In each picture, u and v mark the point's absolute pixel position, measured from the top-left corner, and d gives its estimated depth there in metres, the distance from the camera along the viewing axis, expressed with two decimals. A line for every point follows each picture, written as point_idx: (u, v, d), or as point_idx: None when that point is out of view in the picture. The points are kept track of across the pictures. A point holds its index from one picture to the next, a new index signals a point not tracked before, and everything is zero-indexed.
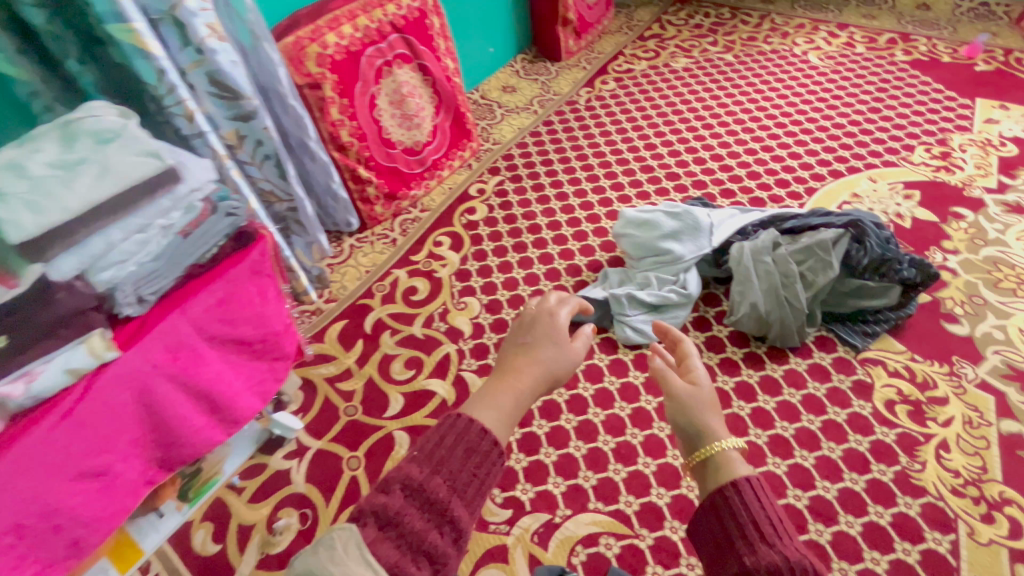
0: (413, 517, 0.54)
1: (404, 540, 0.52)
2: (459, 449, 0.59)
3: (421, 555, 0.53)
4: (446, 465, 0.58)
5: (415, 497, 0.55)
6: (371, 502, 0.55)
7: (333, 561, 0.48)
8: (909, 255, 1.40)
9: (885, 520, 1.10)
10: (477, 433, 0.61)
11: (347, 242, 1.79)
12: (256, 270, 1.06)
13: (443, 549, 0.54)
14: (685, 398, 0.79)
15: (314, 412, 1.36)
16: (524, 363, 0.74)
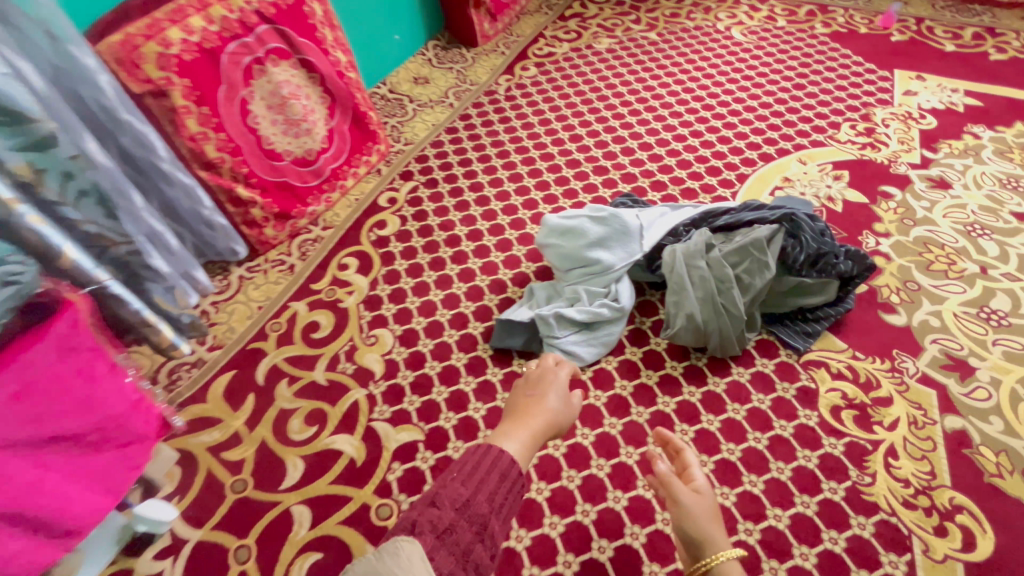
0: (463, 527, 0.67)
1: (454, 553, 0.63)
2: (497, 473, 0.74)
3: (469, 564, 0.64)
4: (482, 485, 0.72)
5: (462, 510, 0.68)
6: (419, 517, 0.66)
7: (399, 565, 0.58)
8: (845, 246, 1.31)
9: (839, 547, 1.02)
10: (506, 462, 0.76)
11: (235, 274, 1.53)
12: (65, 345, 0.84)
13: (485, 560, 0.66)
14: (690, 506, 0.92)
15: (194, 494, 1.13)
16: (533, 407, 0.94)
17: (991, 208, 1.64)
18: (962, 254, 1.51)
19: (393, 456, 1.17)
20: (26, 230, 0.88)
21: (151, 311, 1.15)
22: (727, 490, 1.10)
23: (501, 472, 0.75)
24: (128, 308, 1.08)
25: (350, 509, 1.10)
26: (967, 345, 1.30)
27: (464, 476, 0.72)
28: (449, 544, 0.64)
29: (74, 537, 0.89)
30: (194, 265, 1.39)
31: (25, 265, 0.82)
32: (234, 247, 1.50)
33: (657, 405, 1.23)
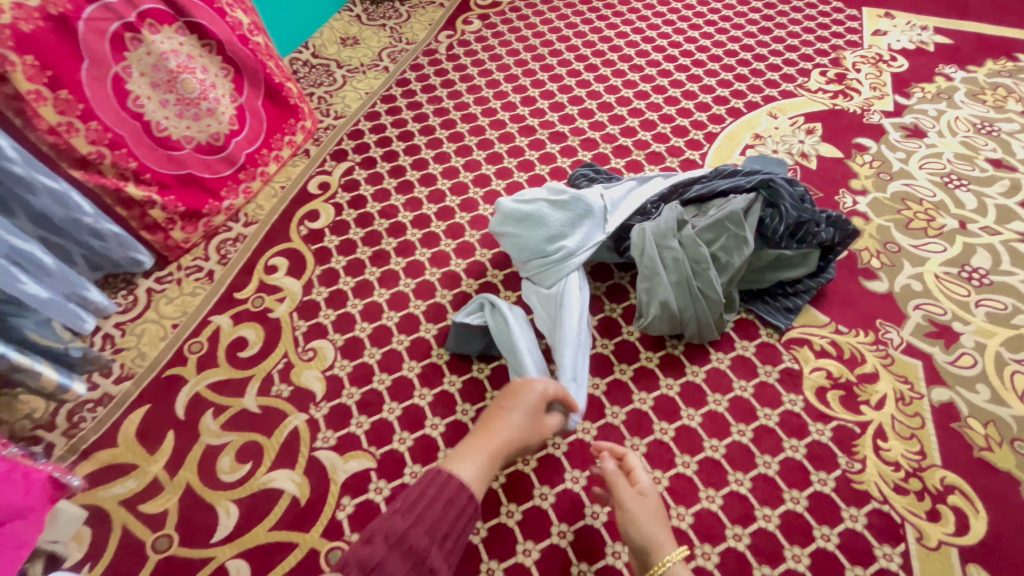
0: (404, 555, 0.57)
1: (404, 561, 0.57)
2: (439, 500, 0.63)
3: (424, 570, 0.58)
4: (422, 513, 0.61)
5: (397, 546, 0.58)
6: (352, 557, 0.56)
7: None
8: (827, 211, 1.19)
9: (832, 543, 0.95)
10: (456, 487, 0.66)
11: (142, 288, 1.31)
12: None
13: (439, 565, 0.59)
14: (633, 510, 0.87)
15: (108, 559, 0.97)
16: (496, 426, 0.78)
17: (966, 155, 1.56)
18: (940, 208, 1.43)
19: (342, 489, 1.03)
20: None
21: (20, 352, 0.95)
22: (713, 492, 1.01)
23: (449, 516, 0.63)
24: None
25: (295, 557, 0.96)
26: (949, 309, 1.24)
27: (404, 506, 0.62)
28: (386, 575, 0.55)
29: None
30: (84, 284, 1.17)
31: None
32: (135, 257, 1.28)
33: (632, 403, 1.12)
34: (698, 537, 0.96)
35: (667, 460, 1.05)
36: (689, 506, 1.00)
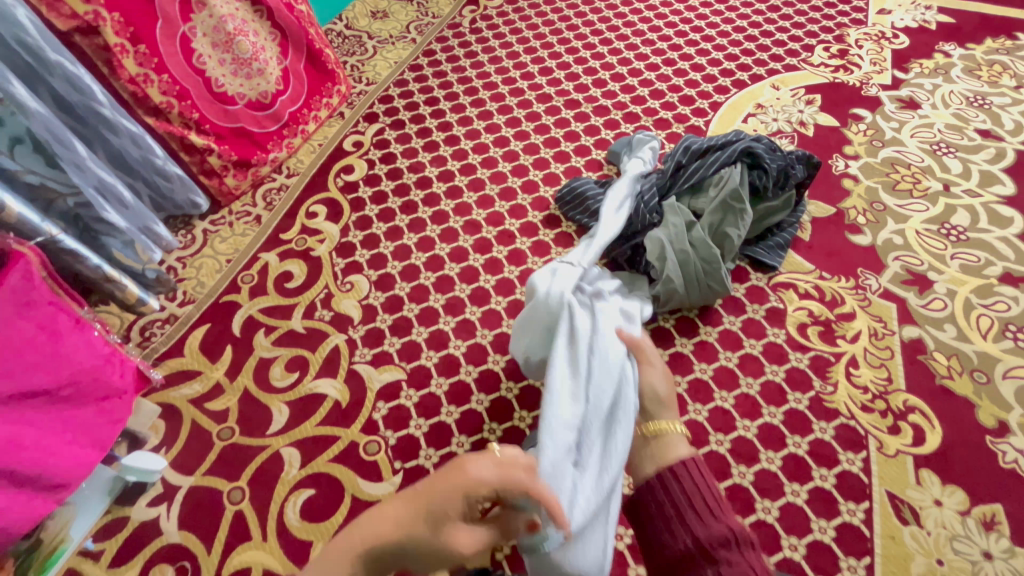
0: None
1: None
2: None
3: None
4: None
5: None
6: None
7: None
8: (792, 154, 1.38)
9: (803, 450, 1.09)
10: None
11: (199, 228, 1.47)
12: (20, 300, 0.81)
13: None
14: (647, 372, 0.93)
15: (180, 445, 1.14)
16: (390, 514, 0.67)
17: (956, 126, 1.66)
18: (927, 172, 1.54)
19: (377, 396, 1.19)
20: None
21: (111, 267, 1.11)
22: (700, 406, 1.15)
23: None
24: (86, 264, 1.04)
25: (339, 447, 1.13)
26: (926, 261, 1.36)
27: None
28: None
29: (66, 488, 0.91)
30: (153, 219, 1.32)
31: None
32: (194, 199, 1.43)
33: None
34: None
35: None
36: (679, 416, 1.14)
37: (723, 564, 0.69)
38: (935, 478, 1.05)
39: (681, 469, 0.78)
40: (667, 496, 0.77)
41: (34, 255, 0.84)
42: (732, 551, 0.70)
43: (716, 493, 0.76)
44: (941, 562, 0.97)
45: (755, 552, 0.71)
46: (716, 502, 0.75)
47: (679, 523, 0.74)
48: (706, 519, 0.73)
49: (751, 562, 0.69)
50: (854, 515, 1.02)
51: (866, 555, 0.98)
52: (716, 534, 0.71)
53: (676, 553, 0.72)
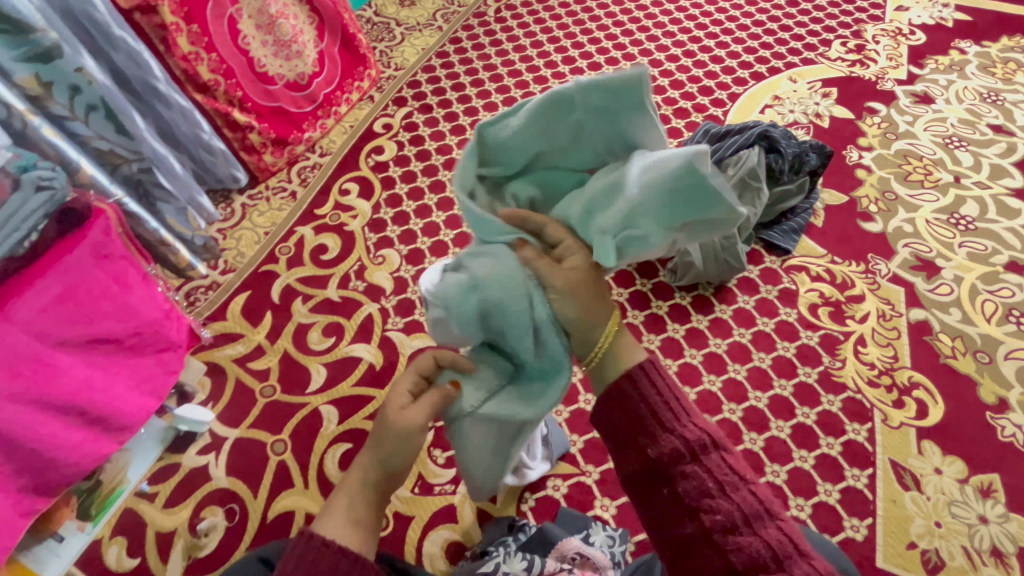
0: None
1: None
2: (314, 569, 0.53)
3: None
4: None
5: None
6: None
7: None
8: (807, 142, 1.44)
9: (811, 420, 1.16)
10: (336, 551, 0.52)
11: (237, 201, 1.55)
12: (99, 252, 0.89)
13: None
14: (561, 305, 0.63)
15: (226, 401, 1.22)
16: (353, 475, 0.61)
17: (969, 121, 1.70)
18: (938, 164, 1.59)
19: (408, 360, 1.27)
20: (42, 141, 0.90)
21: (166, 231, 1.18)
22: (714, 377, 1.22)
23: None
24: (146, 227, 1.11)
25: (373, 406, 1.20)
26: (935, 248, 1.41)
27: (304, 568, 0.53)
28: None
29: (128, 431, 0.99)
30: (199, 191, 1.39)
31: (58, 173, 0.84)
32: (235, 173, 1.51)
33: (650, 308, 1.32)
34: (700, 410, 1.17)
35: (676, 352, 1.26)
36: (694, 386, 1.21)
37: (679, 480, 0.55)
38: (936, 449, 1.11)
39: (639, 375, 0.61)
40: (621, 399, 0.60)
41: (112, 212, 0.91)
42: (689, 461, 0.56)
43: (676, 394, 0.60)
44: (939, 524, 1.03)
45: (718, 456, 0.56)
46: (673, 409, 0.59)
47: (657, 429, 0.58)
48: (660, 429, 0.57)
49: (712, 472, 0.55)
50: (858, 480, 1.08)
51: (868, 516, 1.04)
52: (671, 445, 0.57)
53: (631, 469, 0.59)
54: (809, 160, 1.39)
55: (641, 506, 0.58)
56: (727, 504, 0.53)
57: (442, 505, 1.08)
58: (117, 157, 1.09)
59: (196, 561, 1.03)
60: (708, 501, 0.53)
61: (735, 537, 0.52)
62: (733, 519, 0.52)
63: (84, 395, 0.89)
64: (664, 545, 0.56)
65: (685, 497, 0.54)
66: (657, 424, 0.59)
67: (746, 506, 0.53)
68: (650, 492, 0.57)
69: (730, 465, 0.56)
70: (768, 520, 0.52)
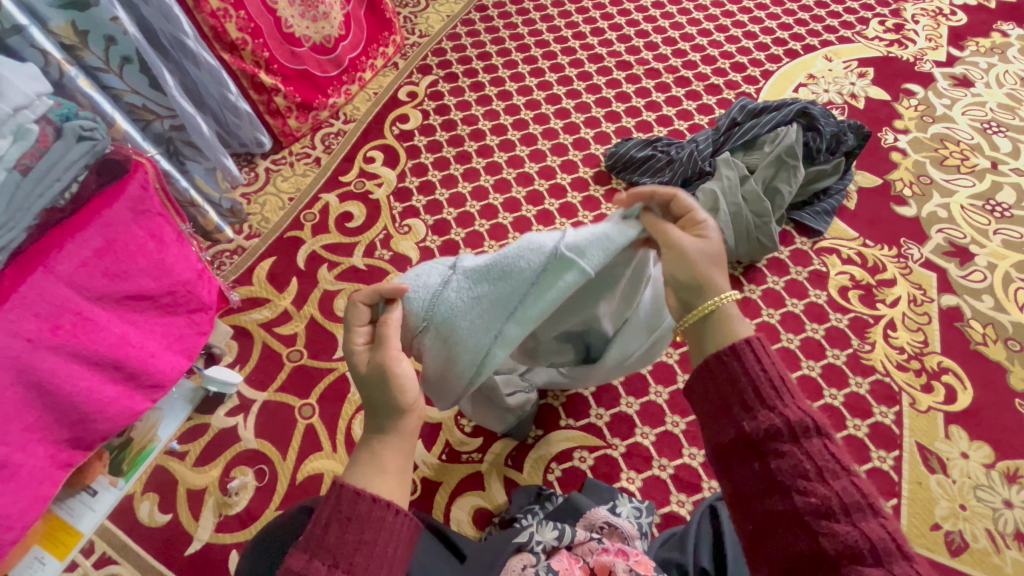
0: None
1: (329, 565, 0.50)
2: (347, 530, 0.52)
3: None
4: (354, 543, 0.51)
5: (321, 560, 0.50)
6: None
7: None
8: (844, 122, 1.41)
9: (839, 401, 1.15)
10: (367, 502, 0.53)
11: (261, 166, 1.53)
12: (137, 207, 0.88)
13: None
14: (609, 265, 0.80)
15: (253, 364, 1.22)
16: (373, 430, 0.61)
17: (1009, 106, 1.66)
18: (975, 150, 1.56)
19: None
20: (78, 93, 0.90)
21: (195, 192, 1.17)
22: None
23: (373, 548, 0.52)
24: (176, 186, 1.10)
25: None
26: (969, 235, 1.39)
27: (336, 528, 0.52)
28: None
29: (161, 389, 0.99)
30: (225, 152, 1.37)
31: (99, 125, 0.82)
32: (259, 137, 1.49)
33: None
34: None
35: None
36: None
37: (773, 457, 0.55)
38: (963, 433, 1.11)
39: (743, 349, 0.61)
40: (722, 372, 0.61)
41: (150, 166, 0.91)
42: (787, 441, 0.55)
43: (782, 374, 0.59)
44: (964, 507, 1.04)
45: (821, 442, 0.55)
46: (774, 388, 0.58)
47: (754, 404, 0.58)
48: (759, 405, 0.57)
49: (812, 456, 0.54)
50: (885, 461, 1.09)
51: (893, 497, 1.05)
52: (768, 423, 0.56)
53: (725, 440, 0.60)
54: (846, 140, 1.37)
55: (731, 477, 0.58)
56: (824, 489, 0.52)
57: (469, 472, 1.09)
58: (149, 113, 1.08)
59: (228, 518, 1.04)
60: (802, 482, 0.53)
61: (828, 522, 0.50)
62: (828, 505, 0.51)
63: (121, 351, 0.90)
64: (750, 520, 0.56)
65: (777, 476, 0.54)
66: (754, 401, 0.58)
67: (846, 495, 0.51)
68: (740, 463, 0.58)
69: (833, 453, 0.54)
70: (867, 513, 0.50)
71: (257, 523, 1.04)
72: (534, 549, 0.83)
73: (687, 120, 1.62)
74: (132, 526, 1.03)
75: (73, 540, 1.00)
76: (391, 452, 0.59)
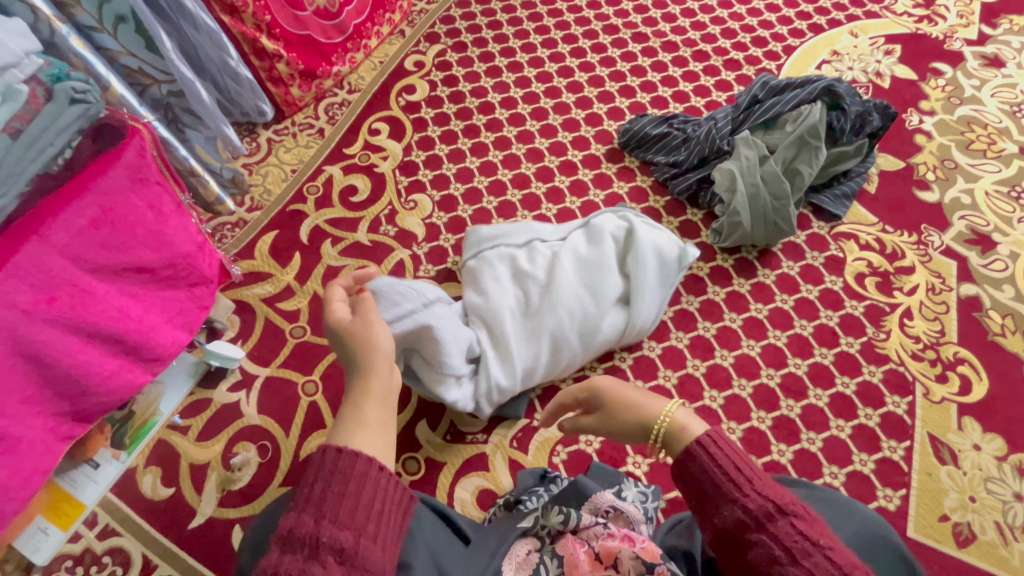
0: (328, 529, 0.51)
1: (316, 515, 0.52)
2: (334, 479, 0.54)
3: (324, 552, 0.50)
4: (336, 493, 0.53)
5: (312, 511, 0.52)
6: (291, 524, 0.51)
7: None
8: (871, 101, 1.36)
9: (850, 390, 1.13)
10: (350, 457, 0.55)
11: (263, 136, 1.48)
12: (134, 175, 0.85)
13: (347, 545, 0.51)
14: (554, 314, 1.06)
15: (255, 339, 1.20)
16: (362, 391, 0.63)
17: None
18: (1003, 134, 1.50)
19: None
20: (71, 52, 0.86)
21: (195, 161, 1.12)
22: (754, 342, 1.18)
23: (353, 495, 0.53)
24: (176, 154, 1.05)
25: None
26: (992, 222, 1.35)
27: (325, 479, 0.54)
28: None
29: (161, 363, 0.98)
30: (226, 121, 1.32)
31: (91, 87, 0.79)
32: (260, 106, 1.44)
33: (691, 268, 1.27)
34: (737, 374, 1.15)
35: (715, 315, 1.22)
36: (731, 350, 1.18)
37: (747, 550, 0.56)
38: (976, 425, 1.09)
39: (695, 450, 0.62)
40: (685, 474, 0.62)
41: (146, 131, 0.87)
42: (755, 529, 0.57)
43: (738, 459, 0.60)
44: (974, 499, 1.03)
45: (786, 522, 0.55)
46: (732, 479, 0.59)
47: (721, 499, 0.59)
48: (721, 502, 0.59)
49: (779, 540, 0.55)
50: (895, 451, 1.07)
51: (902, 487, 1.04)
52: (733, 516, 0.58)
53: (705, 538, 0.61)
54: (873, 118, 1.32)
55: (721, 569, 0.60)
56: (798, 572, 0.53)
57: (474, 453, 1.08)
58: (146, 76, 1.03)
59: (231, 493, 1.04)
60: (776, 568, 0.54)
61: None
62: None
63: (119, 324, 0.87)
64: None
65: (755, 565, 0.56)
66: (718, 493, 0.59)
67: (819, 573, 0.52)
68: (724, 551, 0.59)
69: (800, 532, 0.55)
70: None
71: (260, 499, 1.03)
72: (540, 534, 0.85)
73: (704, 97, 1.55)
74: (134, 499, 1.03)
75: (77, 511, 1.00)
76: (372, 406, 0.61)
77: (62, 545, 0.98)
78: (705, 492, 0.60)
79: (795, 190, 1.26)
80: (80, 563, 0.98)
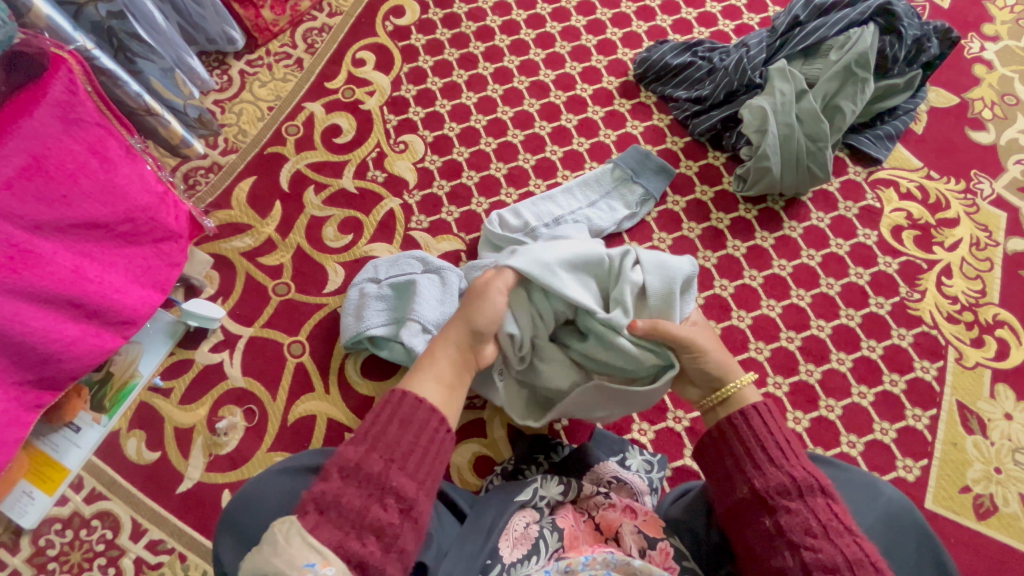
0: (394, 473, 0.56)
1: (385, 456, 0.56)
2: (402, 425, 0.59)
3: (388, 493, 0.55)
4: (405, 442, 0.58)
5: (381, 451, 0.57)
6: (361, 460, 0.56)
7: (276, 553, 0.50)
8: (929, 23, 1.18)
9: (876, 354, 1.05)
10: (427, 410, 0.60)
11: (234, 68, 1.31)
12: (66, 115, 0.75)
13: (409, 491, 0.55)
14: None
15: (237, 296, 1.12)
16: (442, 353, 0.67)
17: None
18: None
19: None
20: None
21: (152, 98, 0.99)
22: (774, 303, 1.09)
23: (419, 452, 0.58)
24: (126, 90, 0.93)
25: None
26: None
27: (398, 426, 0.58)
28: (341, 512, 0.53)
29: (133, 326, 0.90)
30: (186, 49, 1.14)
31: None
32: (229, 32, 1.27)
33: (710, 220, 1.15)
34: (755, 337, 1.06)
35: (734, 272, 1.11)
36: (750, 312, 1.08)
37: (782, 514, 0.60)
38: (1009, 394, 1.02)
39: (750, 413, 0.67)
40: (734, 440, 0.66)
41: (76, 63, 0.76)
42: (794, 499, 0.61)
43: (787, 437, 0.65)
44: (999, 470, 0.97)
45: (824, 501, 0.60)
46: (780, 449, 0.64)
47: (766, 463, 0.63)
48: (768, 462, 0.63)
49: (815, 513, 0.59)
50: (918, 420, 1.00)
51: (924, 458, 0.98)
52: (777, 480, 0.62)
53: (734, 497, 0.64)
54: (932, 42, 1.15)
55: (742, 531, 0.62)
56: (830, 547, 0.57)
57: (471, 419, 1.03)
58: None
59: (219, 458, 1.00)
60: (811, 539, 0.58)
61: None
62: (834, 562, 0.56)
63: (77, 287, 0.79)
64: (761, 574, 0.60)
65: (787, 531, 0.59)
66: (763, 459, 0.64)
67: (849, 552, 0.56)
68: (750, 518, 0.62)
69: (836, 513, 0.59)
70: (870, 569, 0.55)
71: (249, 464, 0.99)
72: (538, 505, 0.76)
73: (734, 20, 1.36)
74: (119, 463, 0.99)
75: (61, 475, 0.97)
76: (447, 361, 0.67)
77: (50, 508, 0.96)
78: (744, 456, 0.65)
79: (836, 130, 1.12)
80: (69, 526, 0.95)
